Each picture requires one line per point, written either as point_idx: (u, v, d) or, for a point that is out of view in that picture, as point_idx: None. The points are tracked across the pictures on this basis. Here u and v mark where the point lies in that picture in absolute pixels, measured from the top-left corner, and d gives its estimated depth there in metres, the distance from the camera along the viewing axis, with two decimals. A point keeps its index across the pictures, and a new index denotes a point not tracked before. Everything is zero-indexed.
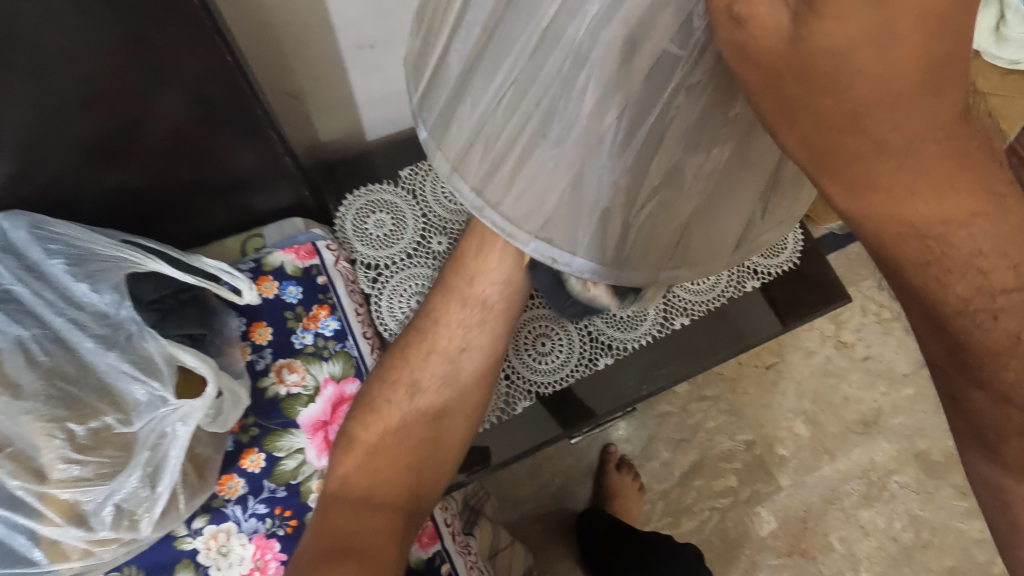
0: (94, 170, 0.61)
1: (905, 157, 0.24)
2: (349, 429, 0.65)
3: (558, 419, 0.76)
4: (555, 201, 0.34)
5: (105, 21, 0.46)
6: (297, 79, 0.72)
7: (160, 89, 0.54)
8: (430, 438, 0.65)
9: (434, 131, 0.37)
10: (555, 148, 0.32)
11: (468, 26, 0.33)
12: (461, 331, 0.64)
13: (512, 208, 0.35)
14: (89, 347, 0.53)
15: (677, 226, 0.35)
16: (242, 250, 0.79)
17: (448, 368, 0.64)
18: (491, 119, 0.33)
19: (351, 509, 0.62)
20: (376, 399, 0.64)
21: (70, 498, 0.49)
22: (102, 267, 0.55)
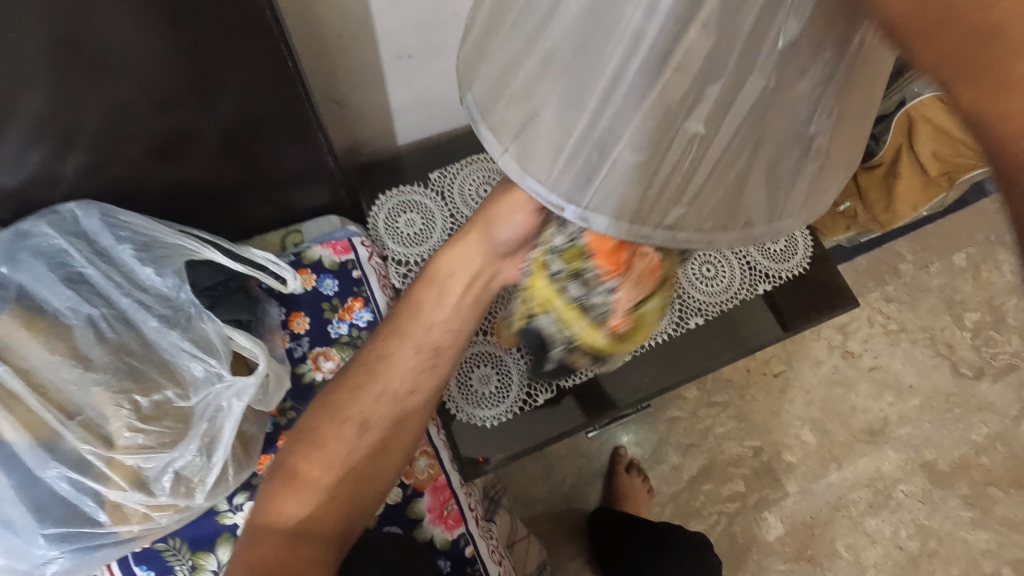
0: (156, 165, 0.66)
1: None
2: (289, 461, 0.63)
3: (580, 409, 0.80)
4: (657, 192, 0.34)
5: (180, 27, 0.51)
6: (339, 86, 0.77)
7: (218, 88, 0.59)
8: (370, 473, 0.64)
9: (514, 154, 0.38)
10: (647, 143, 0.32)
11: (536, 43, 0.34)
12: (412, 374, 0.65)
13: (601, 202, 0.36)
14: (152, 326, 0.57)
15: (764, 189, 0.36)
16: (282, 244, 0.83)
17: (395, 408, 0.65)
18: (575, 123, 0.34)
19: (282, 542, 0.59)
20: (320, 432, 0.63)
21: (134, 464, 0.53)
22: (164, 254, 0.60)
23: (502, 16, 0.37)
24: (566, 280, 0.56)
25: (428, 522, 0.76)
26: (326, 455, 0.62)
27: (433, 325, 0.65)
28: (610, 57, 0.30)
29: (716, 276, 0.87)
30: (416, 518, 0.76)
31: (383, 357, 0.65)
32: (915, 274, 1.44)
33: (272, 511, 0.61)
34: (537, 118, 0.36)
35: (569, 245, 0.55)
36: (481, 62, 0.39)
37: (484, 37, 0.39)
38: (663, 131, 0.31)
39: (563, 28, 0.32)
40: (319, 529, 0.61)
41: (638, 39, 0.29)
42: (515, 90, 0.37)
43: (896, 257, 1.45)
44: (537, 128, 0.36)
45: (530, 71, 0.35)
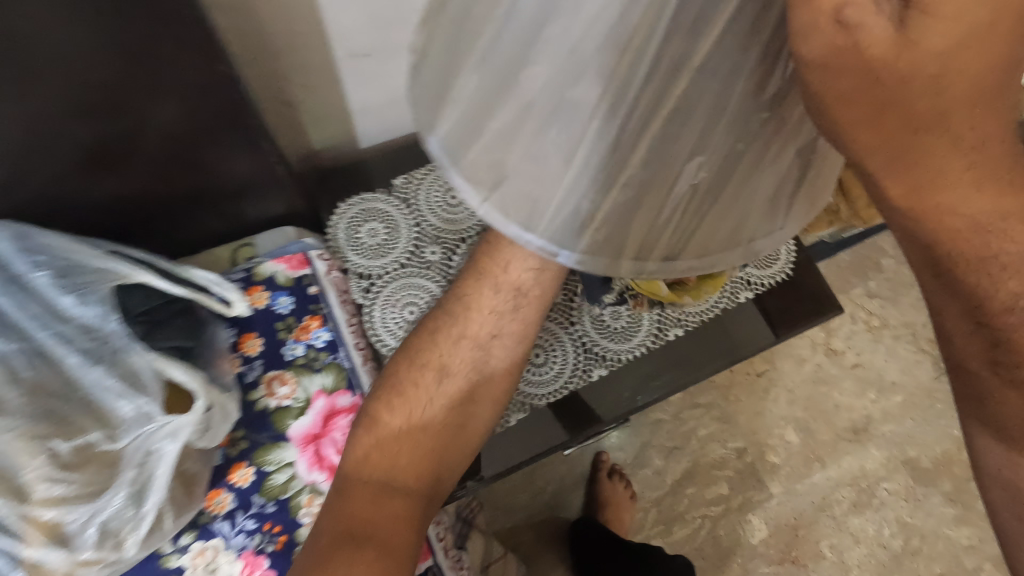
0: (84, 181, 0.59)
1: (968, 155, 0.25)
2: (372, 409, 0.63)
3: (561, 425, 0.76)
4: (644, 229, 0.37)
5: (105, 32, 0.45)
6: (289, 88, 0.71)
7: (151, 96, 0.53)
8: (456, 424, 0.63)
9: (497, 204, 0.37)
10: (636, 190, 0.34)
11: (506, 92, 0.33)
12: (493, 318, 0.62)
13: (593, 242, 0.37)
14: (73, 361, 0.52)
15: (734, 214, 0.38)
16: (232, 258, 0.78)
17: (476, 354, 0.63)
18: (561, 172, 0.34)
19: (368, 493, 0.60)
20: (402, 381, 0.62)
21: (53, 517, 0.48)
22: (88, 279, 0.53)
23: (455, 58, 0.36)
24: None
25: None
26: (407, 407, 0.62)
27: (512, 262, 0.60)
28: (587, 117, 0.31)
29: None
30: None
31: (464, 297, 0.62)
32: (897, 269, 1.43)
33: (357, 460, 0.61)
34: (516, 169, 0.35)
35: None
36: (446, 106, 0.37)
37: (440, 81, 0.38)
38: (651, 179, 0.33)
39: (536, 81, 0.31)
40: (405, 482, 0.61)
41: (616, 104, 0.29)
42: (487, 141, 0.35)
43: (878, 252, 1.43)
44: (518, 179, 0.36)
45: (504, 122, 0.34)
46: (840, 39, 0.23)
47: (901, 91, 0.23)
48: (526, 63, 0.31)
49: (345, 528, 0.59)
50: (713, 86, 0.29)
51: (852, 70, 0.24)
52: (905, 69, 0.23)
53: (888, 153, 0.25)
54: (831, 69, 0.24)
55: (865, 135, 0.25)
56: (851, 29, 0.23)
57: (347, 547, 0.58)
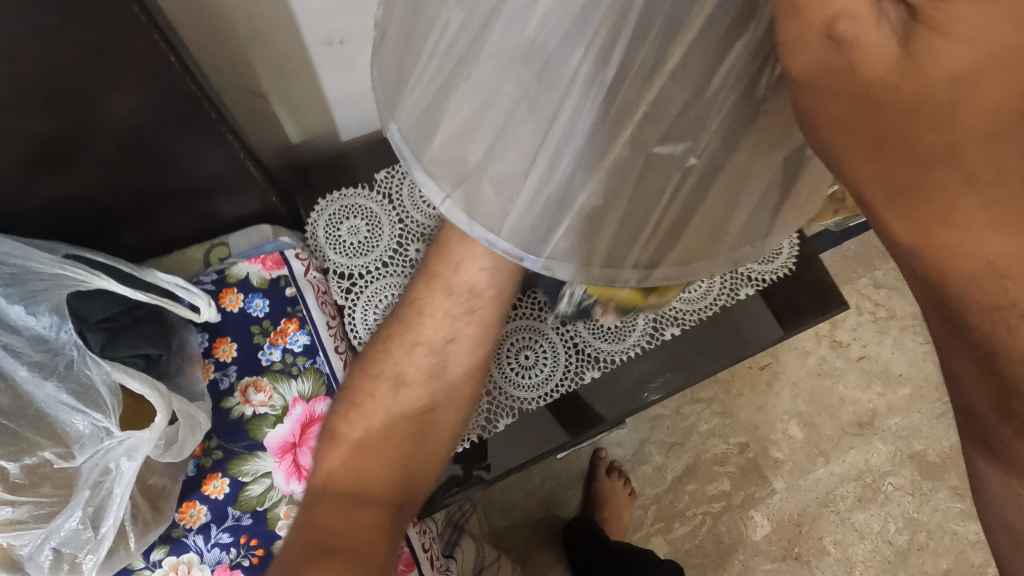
0: (35, 181, 0.56)
1: (988, 192, 0.21)
2: (332, 424, 0.61)
3: (561, 424, 0.74)
4: (620, 234, 0.32)
5: (41, 26, 0.42)
6: (259, 77, 0.68)
7: (101, 89, 0.49)
8: (417, 432, 0.60)
9: (460, 199, 0.32)
10: (611, 188, 0.29)
11: (471, 71, 0.29)
12: (448, 321, 0.60)
13: (565, 246, 0.32)
14: (23, 375, 0.48)
15: (713, 220, 0.33)
16: (206, 259, 0.74)
17: (433, 359, 0.60)
18: (532, 165, 0.29)
19: (334, 504, 0.58)
20: (357, 393, 0.60)
21: (3, 542, 0.46)
22: (39, 287, 0.50)
23: (416, 39, 0.32)
24: None
25: None
26: (366, 418, 0.60)
27: (464, 263, 0.59)
28: (560, 100, 0.27)
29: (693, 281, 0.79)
30: None
31: (417, 305, 0.60)
32: None
33: (320, 472, 0.59)
34: (482, 160, 0.31)
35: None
36: (406, 89, 0.33)
37: (402, 61, 0.33)
38: (626, 171, 0.28)
39: (506, 56, 0.27)
40: (375, 491, 0.59)
41: (590, 85, 0.26)
42: (450, 129, 0.31)
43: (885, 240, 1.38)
44: (483, 171, 0.31)
45: (468, 107, 0.30)
46: (833, 58, 0.21)
47: (904, 117, 0.21)
48: (492, 38, 0.27)
49: (310, 541, 0.56)
50: (693, 90, 0.26)
51: (847, 94, 0.21)
52: (912, 96, 0.21)
53: (894, 186, 0.22)
54: (824, 91, 0.22)
55: (863, 162, 0.22)
56: (845, 46, 0.21)
57: (315, 560, 0.54)
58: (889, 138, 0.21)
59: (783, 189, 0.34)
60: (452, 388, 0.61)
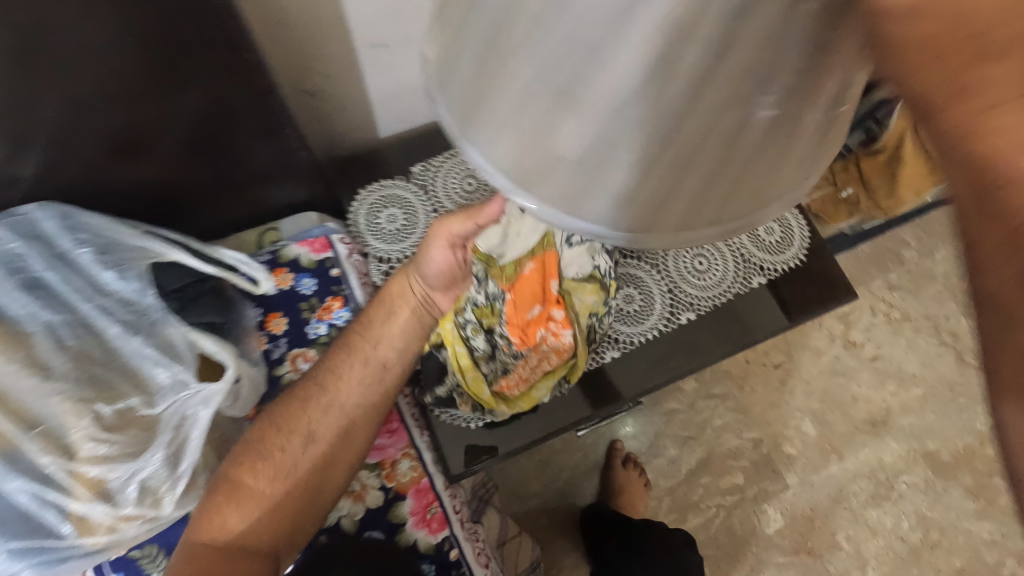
0: (119, 165, 0.63)
1: None
2: (233, 473, 0.60)
3: (587, 399, 0.78)
4: (715, 191, 0.24)
5: (136, 29, 0.49)
6: (312, 77, 0.74)
7: (183, 86, 0.56)
8: (313, 487, 0.62)
9: (502, 157, 0.25)
10: (701, 126, 0.22)
11: None
12: (359, 388, 0.64)
13: (648, 214, 0.25)
14: (115, 331, 0.56)
15: (797, 170, 0.26)
16: (258, 242, 0.81)
17: (343, 422, 0.63)
18: (594, 97, 0.22)
19: (217, 560, 0.56)
20: (266, 445, 0.61)
21: (97, 475, 0.52)
22: (128, 256, 0.58)
23: None
24: (477, 330, 0.68)
25: (411, 525, 0.73)
26: (273, 467, 0.60)
27: (381, 341, 0.65)
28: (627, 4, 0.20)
29: (708, 270, 0.84)
30: (399, 522, 0.74)
31: (331, 369, 0.64)
32: (918, 261, 1.41)
33: (211, 524, 0.57)
34: (531, 94, 0.23)
35: (485, 303, 0.68)
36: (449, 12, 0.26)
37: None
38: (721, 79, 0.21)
39: None
40: (259, 544, 0.58)
41: None
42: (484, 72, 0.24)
43: (898, 244, 1.41)
44: (526, 115, 0.23)
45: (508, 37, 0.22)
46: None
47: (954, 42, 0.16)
48: None
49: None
50: None
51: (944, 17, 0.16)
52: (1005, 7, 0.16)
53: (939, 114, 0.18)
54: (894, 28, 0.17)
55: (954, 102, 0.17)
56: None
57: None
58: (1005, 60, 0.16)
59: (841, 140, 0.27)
60: (353, 447, 0.64)
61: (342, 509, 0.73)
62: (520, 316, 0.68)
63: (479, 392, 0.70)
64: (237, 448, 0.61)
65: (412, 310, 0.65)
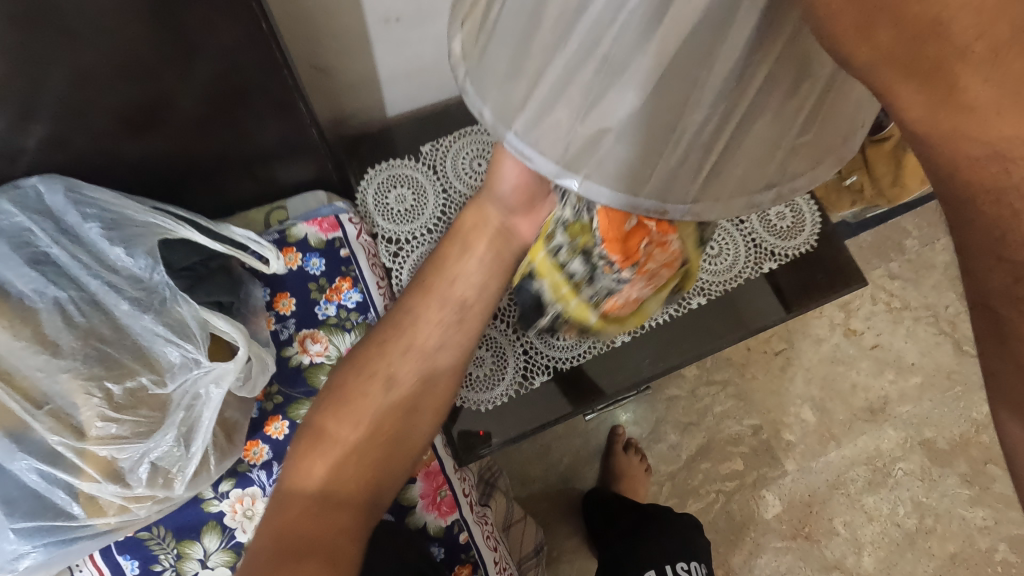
0: (127, 138, 0.61)
1: (988, 69, 0.20)
2: (318, 422, 0.62)
3: (567, 397, 0.76)
4: (701, 160, 0.29)
5: None
6: (321, 51, 0.72)
7: (194, 57, 0.54)
8: (397, 437, 0.62)
9: (543, 147, 0.31)
10: (674, 106, 0.27)
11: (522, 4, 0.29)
12: (438, 331, 0.62)
13: (650, 172, 0.30)
14: (124, 309, 0.54)
15: (797, 141, 0.31)
16: (266, 221, 0.80)
17: (422, 365, 0.62)
18: (607, 91, 0.27)
19: (307, 506, 0.60)
20: (349, 391, 0.62)
21: (108, 455, 0.51)
22: (136, 233, 0.56)
23: None
24: (569, 254, 0.50)
25: (422, 508, 0.73)
26: (353, 415, 0.61)
27: (459, 279, 0.62)
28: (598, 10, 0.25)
29: (720, 254, 0.83)
30: (409, 505, 0.73)
31: (410, 310, 0.63)
32: (920, 251, 1.41)
33: (300, 473, 0.61)
34: (558, 93, 0.29)
35: (574, 218, 0.49)
36: (481, 35, 0.33)
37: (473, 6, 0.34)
38: (699, 72, 0.25)
39: None
40: (347, 493, 0.61)
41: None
42: (510, 67, 0.31)
43: (901, 233, 1.41)
44: (556, 111, 0.30)
45: (523, 39, 0.30)
46: None
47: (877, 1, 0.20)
48: None
49: (287, 541, 0.59)
50: None
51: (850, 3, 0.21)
52: None
53: (892, 64, 0.21)
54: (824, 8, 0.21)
55: (865, 52, 0.22)
56: None
57: (283, 562, 0.57)
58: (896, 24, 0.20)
59: (824, 120, 0.31)
60: (433, 391, 0.63)
61: None
62: (615, 230, 0.45)
63: (586, 317, 0.55)
64: (323, 391, 0.64)
65: (491, 241, 0.61)
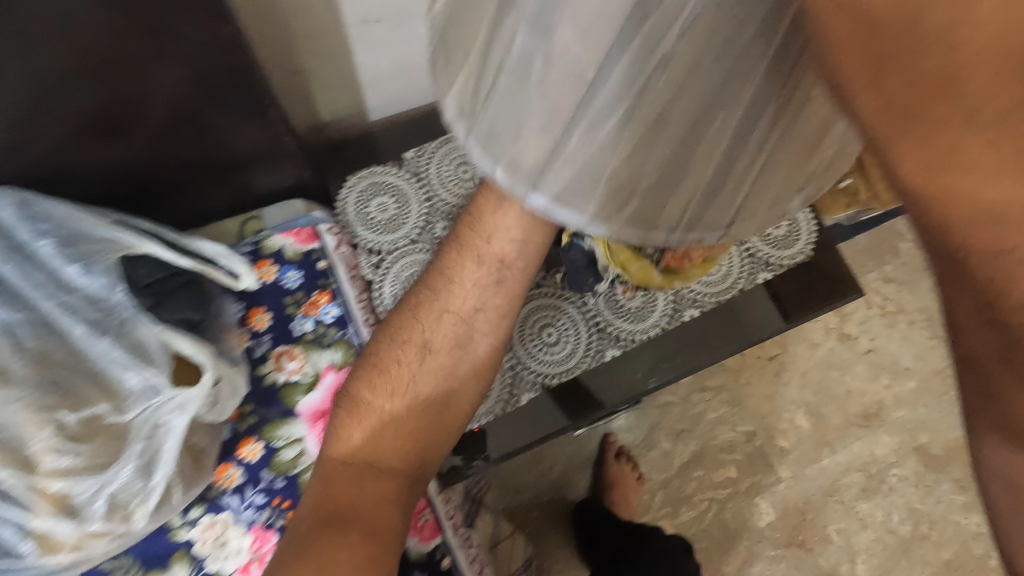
0: (86, 147, 0.57)
1: (994, 131, 0.17)
2: (354, 390, 0.58)
3: (563, 410, 0.73)
4: (699, 189, 0.34)
5: None
6: (297, 54, 0.69)
7: (154, 59, 0.50)
8: (443, 399, 0.58)
9: (567, 201, 0.33)
10: (684, 155, 0.31)
11: (534, 74, 0.30)
12: (477, 291, 0.57)
13: (659, 205, 0.34)
14: (79, 332, 0.53)
15: (765, 168, 0.35)
16: (239, 232, 0.77)
17: (460, 329, 0.58)
18: (628, 150, 0.30)
19: (351, 476, 0.57)
20: (384, 359, 0.58)
21: (61, 489, 0.50)
22: (94, 249, 0.54)
23: (470, 31, 0.33)
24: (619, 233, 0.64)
25: None
26: (390, 382, 0.57)
27: (496, 232, 0.55)
28: (623, 85, 0.27)
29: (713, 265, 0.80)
30: None
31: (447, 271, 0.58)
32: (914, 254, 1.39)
33: (338, 442, 0.57)
34: (579, 154, 0.31)
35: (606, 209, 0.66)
36: (479, 92, 0.33)
37: (465, 60, 0.34)
38: (705, 123, 0.29)
39: (561, 55, 0.28)
40: (390, 463, 0.57)
41: (651, 74, 0.26)
42: (522, 130, 0.32)
43: (895, 237, 1.39)
44: (576, 169, 0.32)
45: (537, 104, 0.31)
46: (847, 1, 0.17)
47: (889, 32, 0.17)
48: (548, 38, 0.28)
49: (330, 512, 0.56)
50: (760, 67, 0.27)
51: (853, 37, 0.17)
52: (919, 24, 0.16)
53: (892, 118, 0.18)
54: (827, 34, 0.18)
55: (867, 95, 0.18)
56: None
57: (330, 533, 0.55)
58: (897, 65, 0.17)
59: (781, 142, 0.34)
60: (475, 358, 0.59)
61: None
62: None
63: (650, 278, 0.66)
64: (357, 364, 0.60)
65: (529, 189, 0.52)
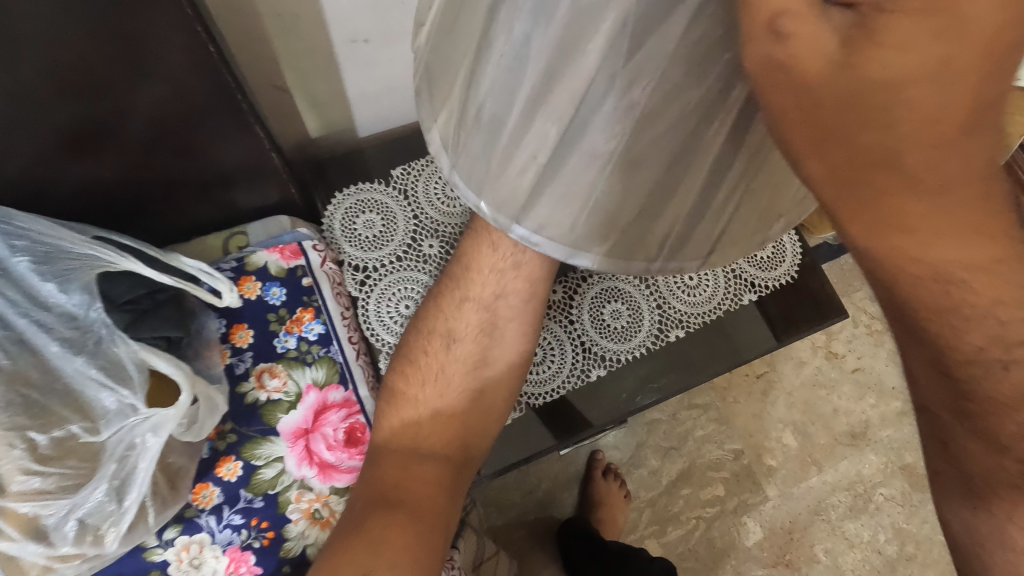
0: (67, 165, 0.57)
1: (930, 197, 0.23)
2: (390, 381, 0.62)
3: (551, 429, 0.73)
4: (682, 225, 0.35)
5: (78, 14, 0.43)
6: (283, 71, 0.69)
7: (138, 80, 0.51)
8: (474, 389, 0.61)
9: (550, 232, 0.34)
10: (662, 196, 0.32)
11: (506, 117, 0.31)
12: (495, 275, 0.59)
13: (643, 238, 0.35)
14: (54, 350, 0.52)
15: (744, 199, 0.35)
16: (224, 247, 0.76)
17: (484, 315, 0.60)
18: (602, 191, 0.31)
19: (397, 459, 0.60)
20: (413, 350, 0.61)
21: (29, 511, 0.50)
22: (71, 266, 0.53)
23: (447, 68, 0.34)
24: None
25: None
26: (422, 372, 0.61)
27: None
28: (591, 135, 0.28)
29: (699, 285, 0.80)
30: None
31: (468, 257, 0.60)
32: None
33: (382, 429, 0.61)
34: (555, 192, 0.32)
35: None
36: (458, 130, 0.34)
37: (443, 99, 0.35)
38: (683, 169, 0.30)
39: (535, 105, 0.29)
40: (433, 448, 0.60)
41: (620, 126, 0.27)
42: (501, 169, 0.33)
43: None
44: (554, 206, 0.33)
45: (511, 145, 0.31)
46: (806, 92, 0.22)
47: (839, 112, 0.22)
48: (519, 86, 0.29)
49: (379, 493, 0.58)
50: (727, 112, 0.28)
51: (807, 123, 0.23)
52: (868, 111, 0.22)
53: (839, 180, 0.23)
54: (784, 116, 0.23)
55: (820, 165, 0.23)
56: (784, 39, 0.21)
57: (381, 511, 0.57)
58: (839, 142, 0.22)
59: (759, 177, 0.34)
60: (506, 345, 0.61)
61: (293, 531, 0.64)
62: None
63: None
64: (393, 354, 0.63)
65: None
